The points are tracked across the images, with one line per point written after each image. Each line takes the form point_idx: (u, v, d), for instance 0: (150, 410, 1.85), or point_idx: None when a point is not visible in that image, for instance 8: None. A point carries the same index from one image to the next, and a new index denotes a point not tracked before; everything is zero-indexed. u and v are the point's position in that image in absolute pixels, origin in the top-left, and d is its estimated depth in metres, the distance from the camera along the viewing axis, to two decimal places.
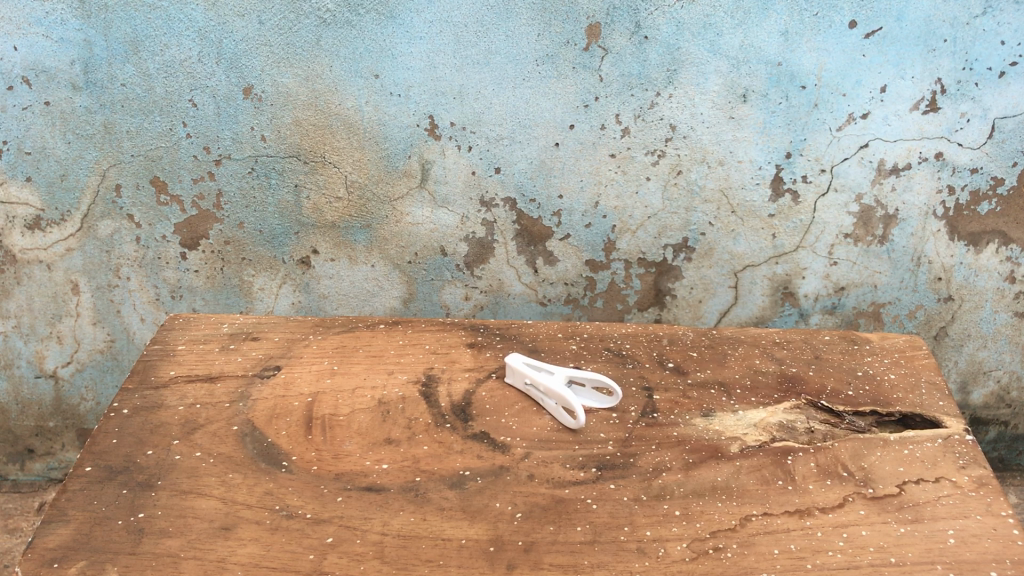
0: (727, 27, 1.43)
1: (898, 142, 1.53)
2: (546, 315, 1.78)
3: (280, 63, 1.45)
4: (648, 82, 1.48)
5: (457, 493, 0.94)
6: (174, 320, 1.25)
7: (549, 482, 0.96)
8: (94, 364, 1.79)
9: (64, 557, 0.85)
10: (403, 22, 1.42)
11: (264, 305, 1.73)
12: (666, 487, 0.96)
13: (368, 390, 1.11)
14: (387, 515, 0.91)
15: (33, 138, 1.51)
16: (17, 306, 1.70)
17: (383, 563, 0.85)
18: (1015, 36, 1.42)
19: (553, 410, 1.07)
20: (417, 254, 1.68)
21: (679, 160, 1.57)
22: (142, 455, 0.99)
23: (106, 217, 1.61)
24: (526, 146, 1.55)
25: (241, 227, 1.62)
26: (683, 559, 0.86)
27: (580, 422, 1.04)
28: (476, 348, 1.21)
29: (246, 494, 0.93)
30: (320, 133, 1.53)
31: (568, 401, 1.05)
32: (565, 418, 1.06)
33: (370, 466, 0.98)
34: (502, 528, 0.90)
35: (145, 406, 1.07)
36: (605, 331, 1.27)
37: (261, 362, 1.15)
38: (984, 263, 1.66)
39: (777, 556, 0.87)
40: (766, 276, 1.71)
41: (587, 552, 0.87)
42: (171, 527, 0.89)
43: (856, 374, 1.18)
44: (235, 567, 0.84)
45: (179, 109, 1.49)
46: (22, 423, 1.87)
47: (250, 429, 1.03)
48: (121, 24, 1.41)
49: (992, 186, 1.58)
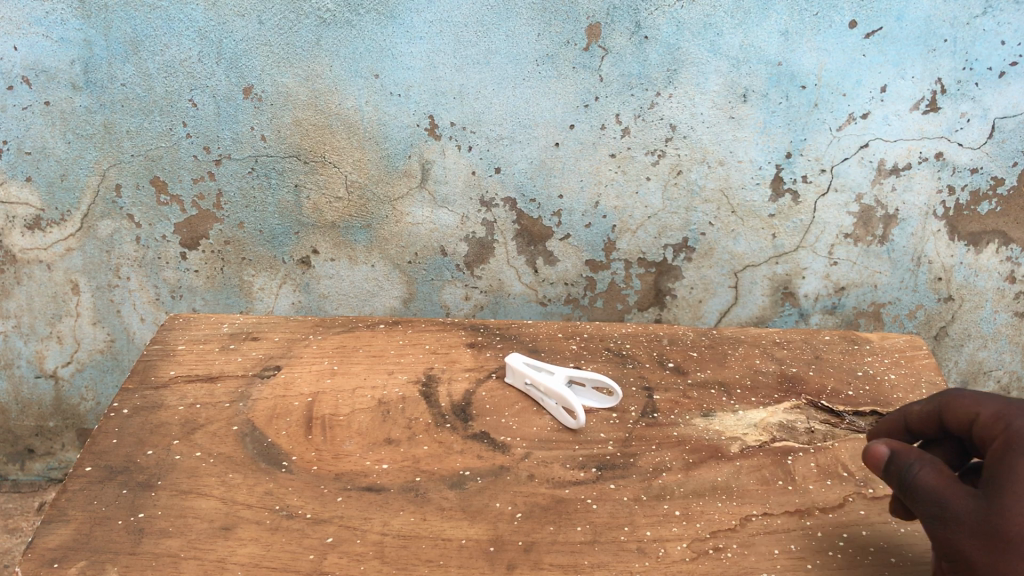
0: (727, 27, 1.43)
1: (898, 142, 1.54)
2: (546, 315, 1.78)
3: (280, 63, 1.45)
4: (649, 82, 1.48)
5: (457, 493, 0.94)
6: (174, 320, 1.25)
7: (549, 482, 0.96)
8: (94, 364, 1.79)
9: (64, 557, 0.85)
10: (403, 22, 1.42)
11: (264, 305, 1.73)
12: (666, 487, 0.96)
13: (368, 390, 1.11)
14: (387, 515, 0.91)
15: (33, 138, 1.51)
16: (17, 306, 1.70)
17: (382, 563, 0.85)
18: (1015, 36, 1.42)
19: (553, 409, 1.07)
20: (417, 254, 1.68)
21: (679, 160, 1.57)
22: (142, 455, 0.99)
23: (106, 217, 1.61)
24: (526, 146, 1.55)
25: (241, 227, 1.62)
26: (683, 559, 0.86)
27: (580, 422, 1.04)
28: (476, 348, 1.21)
29: (246, 494, 0.93)
30: (320, 133, 1.53)
31: (567, 400, 1.04)
32: (564, 417, 1.06)
33: (370, 466, 0.98)
34: (502, 528, 0.90)
35: (145, 406, 1.07)
36: (605, 331, 1.27)
37: (261, 362, 1.15)
38: (984, 263, 1.67)
39: (778, 556, 0.87)
40: (766, 276, 1.71)
41: (587, 552, 0.87)
42: (171, 527, 0.89)
43: (856, 374, 1.18)
44: (235, 567, 0.84)
45: (179, 109, 1.49)
46: (22, 423, 1.87)
47: (250, 429, 1.03)
48: (121, 24, 1.41)
49: (992, 186, 1.58)
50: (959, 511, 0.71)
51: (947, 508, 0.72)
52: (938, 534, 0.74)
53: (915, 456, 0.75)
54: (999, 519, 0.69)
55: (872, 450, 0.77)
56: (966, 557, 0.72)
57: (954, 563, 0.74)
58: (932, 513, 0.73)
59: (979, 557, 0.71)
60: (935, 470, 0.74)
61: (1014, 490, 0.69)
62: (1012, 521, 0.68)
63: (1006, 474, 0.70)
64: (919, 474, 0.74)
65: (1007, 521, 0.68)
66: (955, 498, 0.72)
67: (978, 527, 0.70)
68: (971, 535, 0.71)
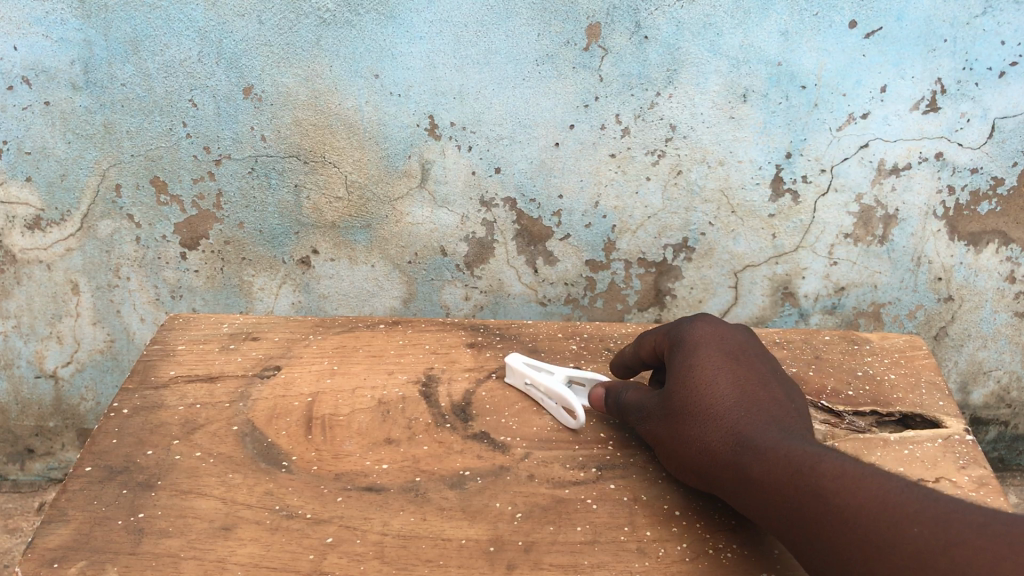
0: (727, 27, 1.43)
1: (898, 142, 1.54)
2: (546, 315, 1.78)
3: (280, 63, 1.45)
4: (648, 82, 1.48)
5: (457, 493, 0.94)
6: (174, 320, 1.25)
7: (549, 482, 0.96)
8: (94, 364, 1.79)
9: (64, 557, 0.85)
10: (403, 22, 1.42)
11: (264, 305, 1.73)
12: (666, 487, 0.96)
13: (368, 390, 1.11)
14: (387, 515, 0.91)
15: (32, 138, 1.51)
16: (17, 306, 1.70)
17: (382, 563, 0.85)
18: (1015, 36, 1.42)
19: (554, 409, 1.07)
20: (417, 254, 1.68)
21: (679, 160, 1.57)
22: (142, 455, 0.98)
23: (106, 217, 1.60)
24: (526, 146, 1.55)
25: (241, 227, 1.62)
26: (683, 559, 0.86)
27: (580, 421, 1.03)
28: (476, 348, 1.21)
29: (246, 494, 0.93)
30: (320, 133, 1.53)
31: (568, 399, 1.04)
32: (565, 417, 1.05)
33: (370, 466, 0.98)
34: (502, 528, 0.90)
35: (145, 406, 1.06)
36: (605, 331, 1.27)
37: (261, 362, 1.15)
38: (984, 263, 1.67)
39: (779, 556, 0.87)
40: (766, 276, 1.71)
41: (587, 552, 0.87)
42: (171, 527, 0.88)
43: (856, 374, 1.18)
44: (235, 567, 0.84)
45: (179, 109, 1.49)
46: (21, 423, 1.87)
47: (250, 429, 1.03)
48: (122, 24, 1.41)
49: (992, 186, 1.58)
50: (651, 407, 0.97)
51: (644, 409, 0.98)
52: (647, 429, 0.97)
53: (622, 384, 1.04)
54: (671, 401, 0.93)
55: (592, 394, 1.05)
56: (665, 444, 0.94)
57: (659, 450, 0.96)
58: (639, 416, 0.98)
59: (668, 436, 0.93)
60: (634, 388, 1.01)
61: (679, 378, 0.94)
62: (678, 400, 0.92)
63: (678, 371, 0.95)
64: (626, 394, 1.01)
65: (673, 399, 0.93)
66: (647, 400, 0.98)
67: (663, 412, 0.94)
68: (660, 421, 0.95)
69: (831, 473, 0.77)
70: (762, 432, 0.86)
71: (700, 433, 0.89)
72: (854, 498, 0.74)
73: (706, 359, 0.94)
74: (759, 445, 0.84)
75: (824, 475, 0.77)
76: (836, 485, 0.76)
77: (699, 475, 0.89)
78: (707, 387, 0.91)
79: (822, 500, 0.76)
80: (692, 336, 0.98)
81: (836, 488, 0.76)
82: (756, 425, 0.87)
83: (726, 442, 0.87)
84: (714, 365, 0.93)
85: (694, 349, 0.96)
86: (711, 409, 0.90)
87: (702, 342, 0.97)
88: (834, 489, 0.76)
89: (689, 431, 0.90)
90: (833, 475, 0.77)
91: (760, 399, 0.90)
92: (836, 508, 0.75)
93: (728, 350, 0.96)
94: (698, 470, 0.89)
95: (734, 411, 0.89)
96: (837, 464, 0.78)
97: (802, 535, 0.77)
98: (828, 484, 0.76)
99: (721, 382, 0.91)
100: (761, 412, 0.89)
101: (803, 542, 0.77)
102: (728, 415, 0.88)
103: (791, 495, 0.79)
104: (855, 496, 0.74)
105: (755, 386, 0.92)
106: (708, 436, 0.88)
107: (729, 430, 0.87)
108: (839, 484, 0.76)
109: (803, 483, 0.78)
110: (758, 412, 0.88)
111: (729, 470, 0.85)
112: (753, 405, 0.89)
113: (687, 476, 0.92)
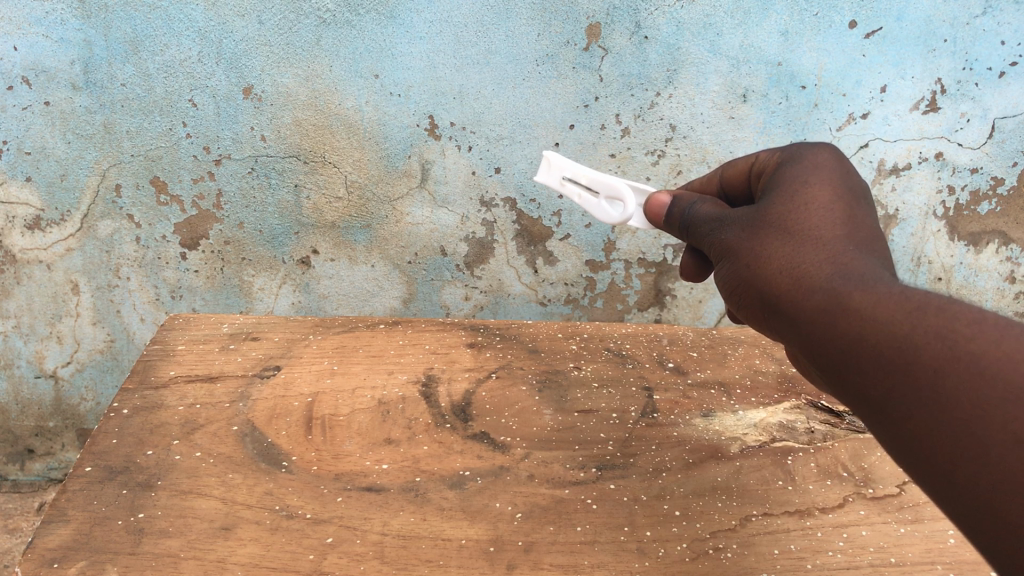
0: (727, 27, 1.42)
1: (898, 142, 1.54)
2: (546, 315, 1.80)
3: (280, 63, 1.45)
4: (648, 82, 1.48)
5: (457, 493, 0.92)
6: (174, 321, 1.24)
7: (549, 482, 0.94)
8: (94, 364, 1.79)
9: (63, 557, 0.81)
10: (403, 22, 1.42)
11: (264, 305, 1.75)
12: (666, 487, 0.94)
13: (368, 390, 1.09)
14: (388, 515, 0.88)
15: (32, 138, 1.50)
16: (17, 306, 1.69)
17: (383, 563, 0.82)
18: (1015, 36, 1.43)
19: (594, 205, 0.92)
20: (417, 254, 1.69)
21: (679, 160, 1.57)
22: (142, 455, 0.95)
23: (106, 217, 1.60)
24: (526, 146, 1.56)
25: (241, 227, 1.62)
26: (682, 559, 0.84)
27: (627, 216, 0.89)
28: (476, 348, 1.21)
29: (246, 494, 0.90)
30: (320, 133, 1.53)
31: (618, 191, 0.89)
32: (609, 211, 0.91)
33: (370, 466, 0.95)
34: (502, 528, 0.87)
35: (145, 406, 1.04)
36: (605, 332, 1.27)
37: (261, 362, 1.14)
38: (984, 263, 1.68)
39: (777, 556, 0.85)
40: None
41: (587, 552, 0.84)
42: (171, 527, 0.85)
43: None
44: (235, 568, 0.80)
45: (179, 110, 1.49)
46: (22, 423, 1.87)
47: (250, 429, 1.00)
48: (122, 24, 1.40)
49: (992, 186, 1.58)
50: (733, 217, 0.73)
51: (723, 219, 0.74)
52: (718, 242, 0.74)
53: (696, 197, 0.82)
54: (762, 213, 0.70)
55: (654, 199, 0.86)
56: (736, 258, 0.70)
57: (725, 270, 0.72)
58: (713, 227, 0.75)
59: (745, 250, 0.69)
60: (712, 203, 0.79)
61: (783, 191, 0.70)
62: (775, 211, 0.69)
63: (785, 183, 0.71)
64: (699, 207, 0.80)
65: (767, 211, 0.69)
66: (729, 211, 0.75)
67: (748, 226, 0.70)
68: (740, 232, 0.71)
69: (969, 316, 0.50)
70: (878, 268, 0.60)
71: (792, 250, 0.65)
72: (1000, 346, 0.47)
73: (824, 178, 0.69)
74: (873, 277, 0.58)
75: (957, 317, 0.51)
76: (973, 330, 0.49)
77: (772, 301, 0.64)
78: (815, 207, 0.66)
79: (948, 345, 0.49)
80: (814, 154, 0.73)
81: (972, 333, 0.49)
82: (871, 260, 0.61)
83: (826, 265, 0.61)
84: (832, 187, 0.68)
85: (811, 165, 0.71)
86: (815, 229, 0.65)
87: (822, 166, 0.71)
88: (970, 335, 0.49)
89: (774, 250, 0.66)
90: (971, 321, 0.50)
91: (882, 245, 0.64)
92: (966, 359, 0.48)
93: (853, 183, 0.69)
94: (774, 296, 0.64)
95: (844, 240, 0.63)
96: (979, 309, 0.51)
97: (899, 387, 0.51)
98: (963, 327, 0.50)
99: (837, 207, 0.66)
100: (876, 251, 0.62)
101: (896, 394, 0.51)
102: (837, 241, 0.63)
103: (902, 332, 0.52)
104: (1004, 346, 0.47)
105: (879, 226, 0.66)
106: (805, 256, 0.63)
107: (832, 254, 0.62)
108: (980, 330, 0.49)
109: (926, 320, 0.52)
110: (873, 250, 0.62)
111: (820, 294, 0.60)
112: (871, 242, 0.63)
113: (755, 304, 0.68)
